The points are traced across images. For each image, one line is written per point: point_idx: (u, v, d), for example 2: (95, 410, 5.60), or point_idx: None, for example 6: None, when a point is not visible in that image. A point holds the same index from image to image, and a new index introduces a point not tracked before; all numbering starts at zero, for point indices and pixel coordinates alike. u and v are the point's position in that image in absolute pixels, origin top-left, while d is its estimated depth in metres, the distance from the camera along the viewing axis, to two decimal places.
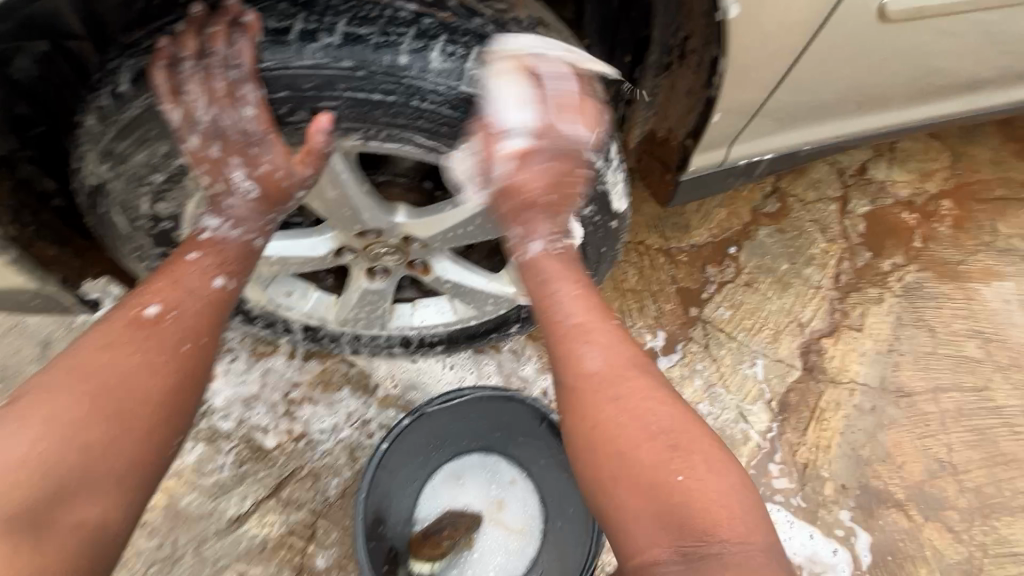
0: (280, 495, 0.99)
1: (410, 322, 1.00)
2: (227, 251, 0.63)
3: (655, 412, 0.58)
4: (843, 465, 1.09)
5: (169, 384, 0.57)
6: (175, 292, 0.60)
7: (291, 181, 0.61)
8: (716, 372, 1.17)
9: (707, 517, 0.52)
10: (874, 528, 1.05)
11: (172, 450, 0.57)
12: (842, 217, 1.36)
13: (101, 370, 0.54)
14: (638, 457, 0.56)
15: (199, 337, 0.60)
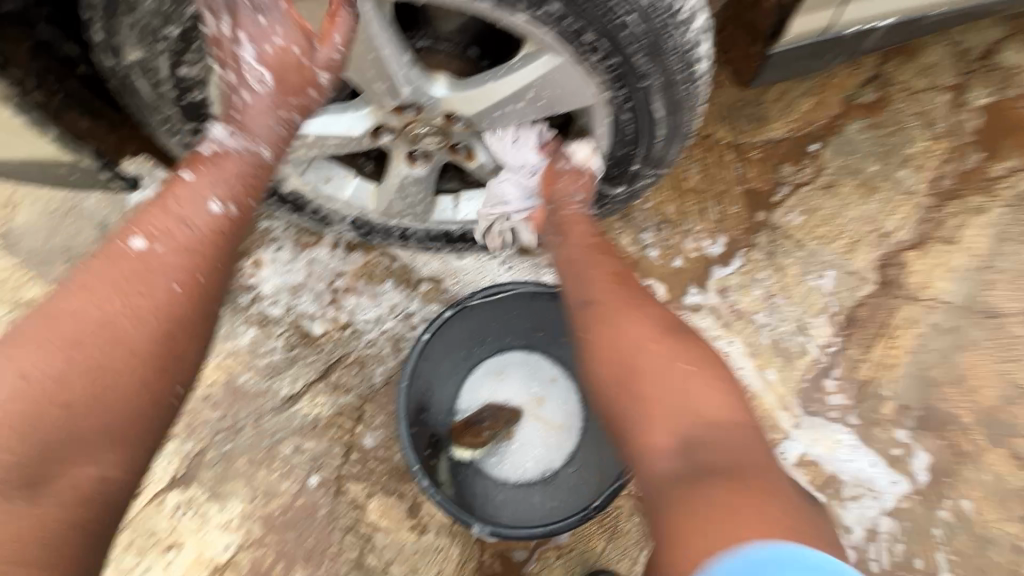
0: (329, 379, 1.02)
1: (451, 215, 0.95)
2: (229, 164, 0.60)
3: (665, 326, 0.66)
4: (909, 385, 1.02)
5: (159, 329, 0.54)
6: (166, 224, 0.57)
7: (310, 59, 0.59)
8: (778, 282, 1.08)
9: (710, 408, 0.58)
10: (933, 449, 0.99)
11: (166, 397, 0.55)
12: (953, 111, 1.16)
13: (82, 319, 0.52)
14: (648, 360, 0.62)
15: (189, 271, 0.56)
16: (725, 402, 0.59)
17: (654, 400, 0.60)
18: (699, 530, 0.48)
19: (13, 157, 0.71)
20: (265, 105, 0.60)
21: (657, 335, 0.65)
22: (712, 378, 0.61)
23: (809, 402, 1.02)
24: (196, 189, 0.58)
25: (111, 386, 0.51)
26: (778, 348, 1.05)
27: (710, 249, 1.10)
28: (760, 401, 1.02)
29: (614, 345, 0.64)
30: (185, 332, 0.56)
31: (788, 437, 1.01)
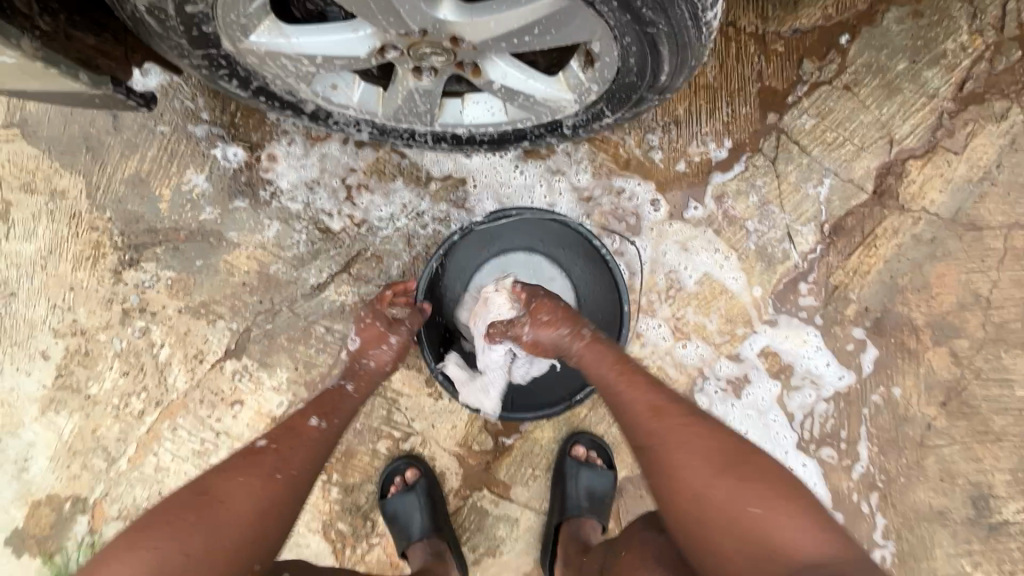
0: (350, 271, 1.14)
1: (457, 119, 0.96)
2: (326, 399, 0.93)
3: (723, 461, 0.76)
4: (875, 290, 1.12)
5: (263, 505, 0.77)
6: (286, 431, 0.87)
7: (386, 333, 0.99)
8: (775, 190, 1.11)
9: (790, 532, 0.69)
10: (882, 346, 1.13)
11: (250, 566, 0.74)
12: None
13: (217, 490, 0.76)
14: (715, 493, 0.74)
15: (292, 504, 0.81)
16: (810, 537, 0.69)
17: (726, 529, 0.71)
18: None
19: (43, 90, 0.81)
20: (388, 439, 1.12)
21: (720, 469, 0.76)
22: (784, 505, 0.72)
23: (782, 302, 1.13)
24: (301, 442, 0.86)
25: (212, 555, 0.70)
26: (762, 253, 1.13)
27: (715, 153, 1.11)
28: (737, 300, 1.13)
29: (684, 497, 0.75)
30: (280, 521, 0.78)
31: (755, 332, 1.13)
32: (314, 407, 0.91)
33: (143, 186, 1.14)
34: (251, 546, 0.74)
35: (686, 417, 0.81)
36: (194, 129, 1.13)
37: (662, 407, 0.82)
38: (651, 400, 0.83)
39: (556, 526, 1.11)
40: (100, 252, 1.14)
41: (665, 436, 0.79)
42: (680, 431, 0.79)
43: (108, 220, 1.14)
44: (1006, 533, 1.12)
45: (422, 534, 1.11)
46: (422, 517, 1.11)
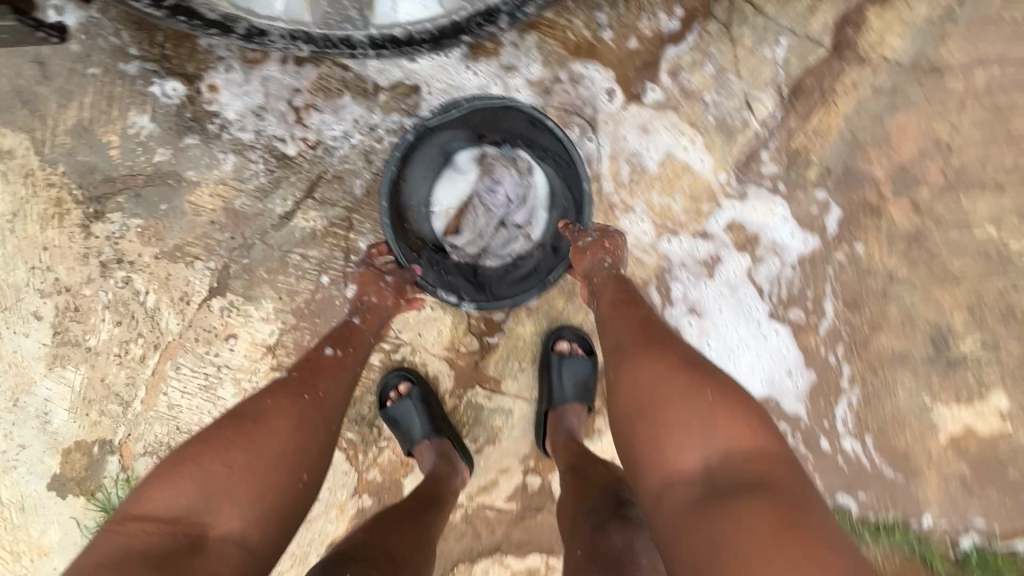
0: (314, 196, 1.14)
1: (391, 16, 0.93)
2: (336, 335, 1.00)
3: (681, 363, 0.82)
4: (836, 149, 1.12)
5: (295, 420, 0.81)
6: (308, 361, 0.93)
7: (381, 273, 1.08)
8: (730, 57, 1.09)
9: (729, 436, 0.74)
10: (845, 204, 1.15)
11: (299, 478, 0.78)
12: None
13: (250, 413, 0.80)
14: (666, 390, 0.79)
15: (328, 419, 0.85)
16: (750, 435, 0.75)
17: (670, 422, 0.77)
18: (723, 552, 0.63)
19: None
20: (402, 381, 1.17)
21: (675, 371, 0.81)
22: (733, 406, 0.77)
23: (743, 172, 1.14)
24: (325, 368, 0.92)
25: (257, 466, 0.75)
26: (722, 125, 1.12)
27: (666, 25, 1.09)
28: (700, 178, 1.14)
29: (636, 389, 0.82)
30: (320, 439, 0.83)
31: (720, 206, 1.16)
32: (329, 341, 0.98)
33: (89, 135, 1.11)
34: (296, 460, 0.79)
35: (654, 332, 0.89)
36: (127, 67, 1.09)
37: (636, 326, 0.91)
38: (630, 317, 0.92)
39: (545, 414, 1.19)
40: (63, 207, 1.13)
41: (634, 347, 0.87)
42: (648, 339, 0.88)
43: (64, 174, 1.12)
44: (964, 366, 1.20)
45: (422, 436, 1.18)
46: (419, 421, 1.18)
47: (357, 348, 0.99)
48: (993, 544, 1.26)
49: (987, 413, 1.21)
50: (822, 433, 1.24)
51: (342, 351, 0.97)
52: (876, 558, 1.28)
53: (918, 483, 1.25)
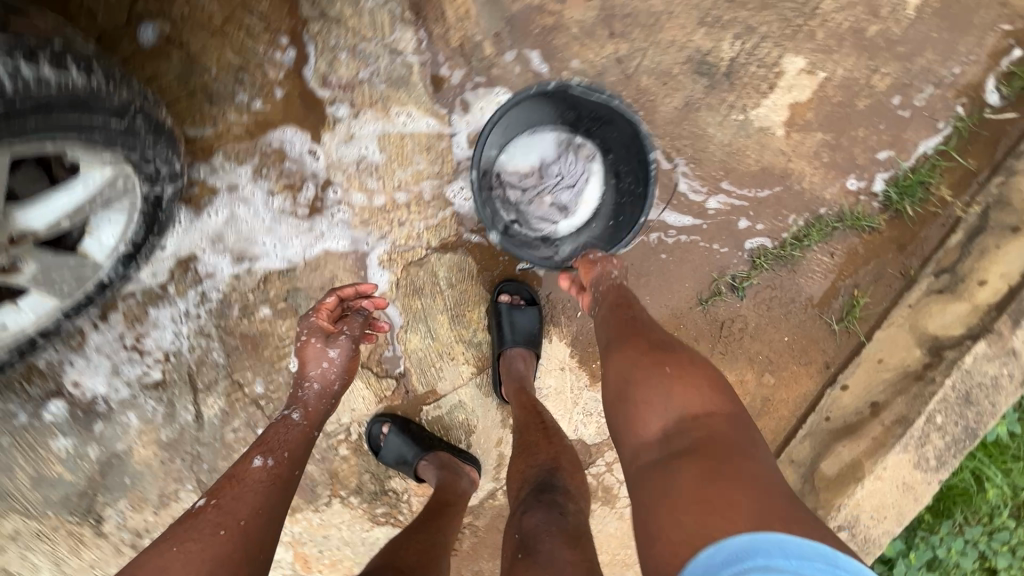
0: (201, 387, 1.32)
1: (108, 245, 1.05)
2: (273, 439, 1.00)
3: (654, 344, 0.92)
4: (487, 16, 1.17)
5: (202, 562, 0.79)
6: (228, 479, 0.93)
7: (324, 350, 1.07)
8: (350, 32, 1.17)
9: (694, 402, 0.82)
10: (534, 45, 1.19)
11: None
12: None
13: (150, 567, 0.79)
14: (634, 370, 0.88)
15: (250, 550, 0.84)
16: (703, 400, 0.82)
17: (636, 394, 0.86)
18: (665, 499, 0.72)
19: None
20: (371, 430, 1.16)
21: (647, 352, 0.90)
22: (698, 383, 0.85)
23: (444, 95, 1.22)
24: (244, 487, 0.91)
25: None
26: (394, 81, 1.20)
27: (286, 60, 1.17)
28: (418, 132, 1.23)
29: (616, 369, 0.92)
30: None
31: (454, 133, 1.24)
32: (259, 450, 0.97)
33: (41, 481, 1.33)
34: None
35: (633, 322, 0.98)
36: (18, 420, 1.29)
37: (620, 316, 1.00)
38: (612, 308, 1.02)
39: (499, 358, 1.28)
40: (74, 537, 1.36)
41: (617, 334, 0.97)
42: (627, 327, 0.97)
43: (55, 518, 1.35)
44: (740, 65, 1.20)
45: (419, 455, 1.28)
46: (408, 449, 1.29)
47: (291, 448, 0.99)
48: (902, 168, 1.25)
49: (794, 80, 1.21)
50: (690, 212, 1.28)
51: (272, 457, 0.96)
52: (819, 260, 1.30)
53: (795, 179, 1.26)
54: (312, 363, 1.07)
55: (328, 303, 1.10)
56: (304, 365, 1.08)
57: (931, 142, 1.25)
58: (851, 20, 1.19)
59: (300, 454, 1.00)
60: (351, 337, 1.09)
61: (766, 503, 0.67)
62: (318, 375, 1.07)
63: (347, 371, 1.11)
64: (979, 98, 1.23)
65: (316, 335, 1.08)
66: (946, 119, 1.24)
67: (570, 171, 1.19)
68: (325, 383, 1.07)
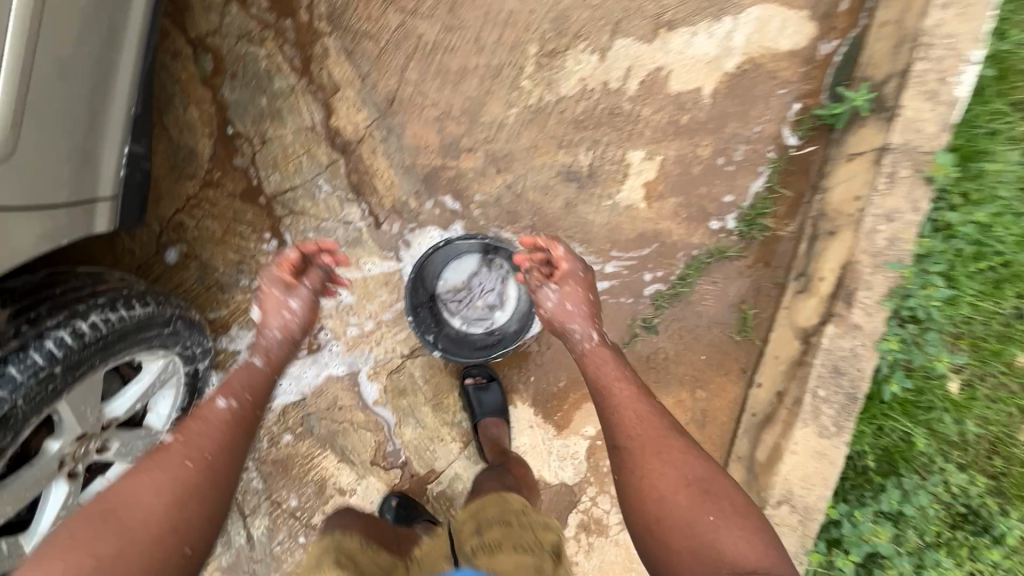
0: (248, 512, 1.62)
1: (164, 415, 1.41)
2: (236, 377, 1.20)
3: (690, 476, 1.09)
4: (406, 181, 1.60)
5: (169, 494, 0.98)
6: (196, 416, 1.10)
7: (290, 295, 1.31)
8: (312, 216, 1.60)
9: (734, 544, 0.98)
10: (445, 191, 1.61)
11: (181, 555, 0.95)
12: (248, 12, 1.54)
13: (119, 496, 0.96)
14: (677, 506, 1.06)
15: (213, 482, 1.02)
16: (745, 545, 0.98)
17: (680, 529, 1.03)
18: None
19: None
20: (286, 348, 1.31)
21: (686, 483, 1.08)
22: (720, 488, 1.08)
23: (389, 242, 1.62)
24: (205, 426, 1.09)
25: (138, 539, 0.92)
26: (350, 242, 1.62)
27: (270, 247, 1.60)
28: (376, 273, 1.63)
29: (653, 494, 1.09)
30: (205, 505, 1.00)
31: (403, 266, 1.63)
32: (221, 393, 1.15)
33: None
34: (182, 528, 0.96)
35: (663, 439, 1.14)
36: None
37: (646, 427, 1.16)
38: (631, 415, 1.18)
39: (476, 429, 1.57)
40: None
41: (644, 446, 1.13)
42: (651, 443, 1.13)
43: None
44: (598, 167, 1.61)
45: (429, 519, 1.52)
46: (411, 519, 1.49)
47: (251, 392, 1.18)
48: (743, 207, 1.62)
49: (641, 167, 1.61)
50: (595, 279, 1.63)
51: (234, 401, 1.14)
52: (707, 289, 1.63)
53: (666, 235, 1.63)
54: (278, 308, 1.31)
55: (292, 254, 1.30)
56: (271, 315, 1.31)
57: (757, 183, 1.62)
58: (667, 116, 1.61)
59: (259, 395, 1.19)
60: (312, 288, 1.33)
61: None
62: (279, 325, 1.30)
63: (308, 324, 1.33)
64: (782, 143, 1.62)
65: (277, 288, 1.31)
66: (763, 164, 1.62)
67: (488, 282, 1.58)
68: (285, 332, 1.30)
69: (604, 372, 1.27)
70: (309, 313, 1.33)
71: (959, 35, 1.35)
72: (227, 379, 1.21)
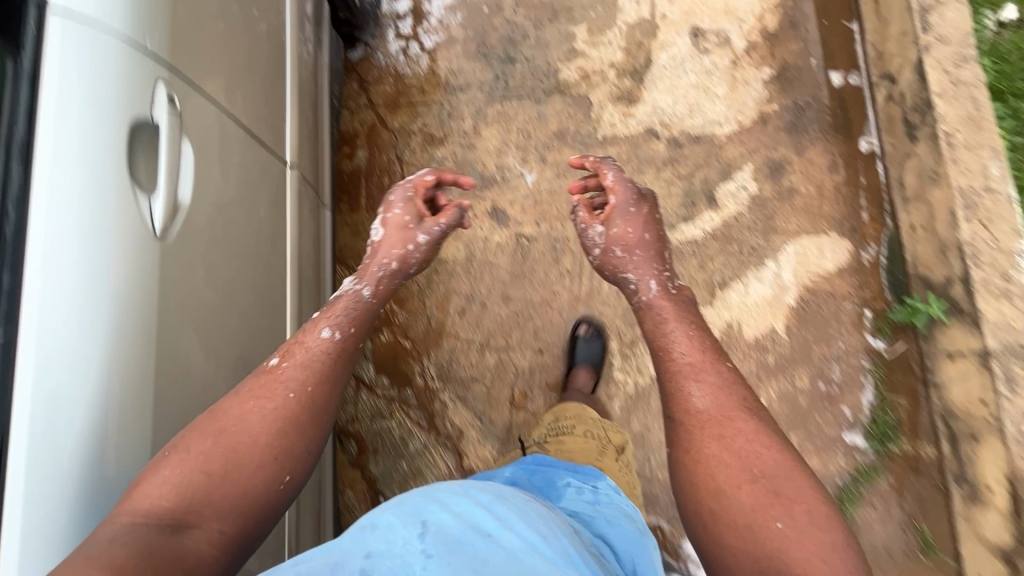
0: None
1: None
2: (342, 308, 1.24)
3: (760, 470, 1.03)
4: None
5: (271, 425, 1.04)
6: (299, 348, 1.15)
7: (412, 224, 1.40)
8: None
9: (801, 551, 0.94)
10: None
11: (279, 483, 1.03)
12: (375, 392, 1.83)
13: (228, 421, 1.02)
14: (738, 501, 1.00)
15: (317, 415, 1.10)
16: (818, 553, 0.93)
17: (732, 530, 0.99)
18: None
19: None
20: (385, 298, 1.34)
21: (756, 475, 1.02)
22: (798, 493, 1.00)
23: None
24: (307, 356, 1.14)
25: (245, 468, 1.00)
26: None
27: None
28: None
29: (701, 476, 1.05)
30: (309, 435, 1.08)
31: None
32: (330, 323, 1.21)
33: None
34: (283, 456, 1.04)
35: (726, 417, 1.09)
36: None
37: (711, 396, 1.12)
38: (683, 400, 1.13)
39: None
40: None
41: (708, 423, 1.09)
42: (716, 427, 1.08)
43: None
44: None
45: None
46: None
47: (354, 324, 1.22)
48: (865, 421, 1.65)
49: None
50: None
51: (341, 333, 1.19)
52: (870, 516, 1.59)
53: None
54: (399, 241, 1.40)
55: (427, 177, 1.46)
56: (391, 246, 1.38)
57: (867, 394, 1.67)
58: (755, 361, 1.72)
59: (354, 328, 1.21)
60: (440, 231, 1.42)
61: None
62: (395, 257, 1.37)
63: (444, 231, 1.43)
64: (871, 350, 1.69)
65: (407, 214, 1.41)
66: (864, 375, 1.68)
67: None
68: (400, 262, 1.38)
69: (669, 328, 1.24)
70: (430, 248, 1.42)
71: (999, 236, 1.46)
72: (333, 303, 1.26)
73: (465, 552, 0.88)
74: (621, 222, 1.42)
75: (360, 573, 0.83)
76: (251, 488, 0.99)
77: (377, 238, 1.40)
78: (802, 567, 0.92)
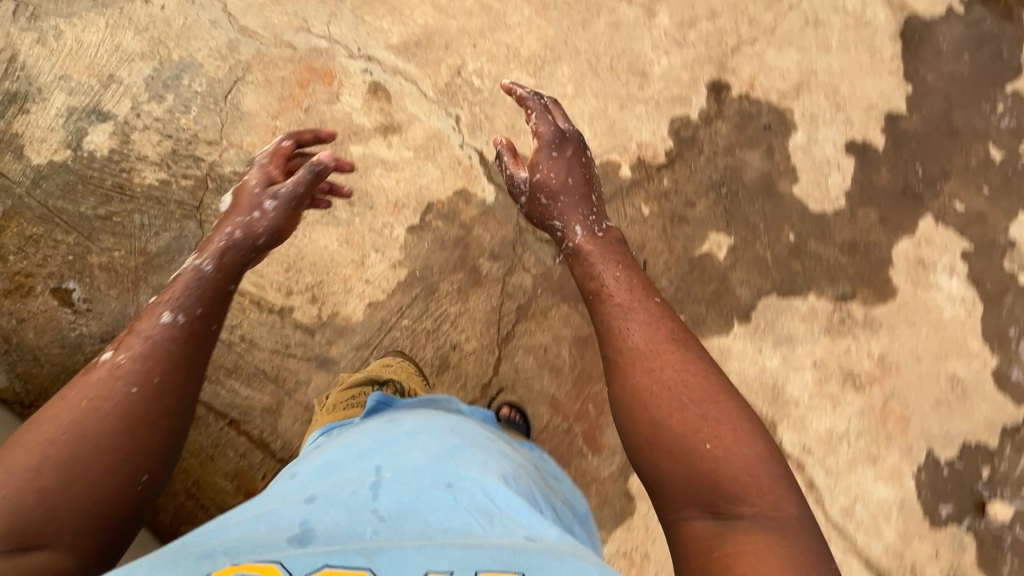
0: None
1: None
2: (213, 245, 1.29)
3: (693, 388, 1.03)
4: None
5: (112, 424, 0.96)
6: (171, 304, 1.12)
7: (258, 184, 1.44)
8: None
9: (740, 449, 0.96)
10: None
11: (136, 484, 0.95)
12: None
13: (52, 422, 0.94)
14: (677, 422, 0.99)
15: (166, 411, 1.01)
16: (756, 459, 0.96)
17: (667, 456, 0.98)
18: (688, 497, 0.94)
19: None
20: (246, 205, 1.39)
21: (684, 401, 1.01)
22: (724, 415, 1.00)
23: None
24: (166, 334, 1.07)
25: (78, 460, 0.91)
26: None
27: None
28: None
29: (629, 417, 1.05)
30: (162, 424, 1.00)
31: None
32: (173, 307, 1.12)
33: None
34: (136, 451, 0.95)
35: (655, 340, 1.10)
36: None
37: (643, 322, 1.14)
38: (608, 312, 1.18)
39: None
40: None
41: (643, 355, 1.09)
42: (643, 359, 1.07)
43: None
44: None
45: None
46: None
47: (202, 303, 1.15)
48: None
49: None
50: None
51: (182, 316, 1.11)
52: None
53: None
54: (248, 209, 1.38)
55: (285, 145, 1.57)
56: (235, 218, 1.36)
57: None
58: None
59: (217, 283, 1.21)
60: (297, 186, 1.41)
61: (783, 497, 0.92)
62: (238, 228, 1.34)
63: (283, 217, 1.39)
64: None
65: (257, 183, 1.45)
66: None
67: None
68: (246, 231, 1.34)
69: (597, 274, 1.28)
70: (283, 215, 1.39)
71: None
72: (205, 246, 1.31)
73: (409, 497, 0.83)
74: (545, 165, 1.51)
75: (303, 531, 0.75)
76: (103, 491, 0.91)
77: (228, 207, 1.41)
78: (736, 479, 0.92)
